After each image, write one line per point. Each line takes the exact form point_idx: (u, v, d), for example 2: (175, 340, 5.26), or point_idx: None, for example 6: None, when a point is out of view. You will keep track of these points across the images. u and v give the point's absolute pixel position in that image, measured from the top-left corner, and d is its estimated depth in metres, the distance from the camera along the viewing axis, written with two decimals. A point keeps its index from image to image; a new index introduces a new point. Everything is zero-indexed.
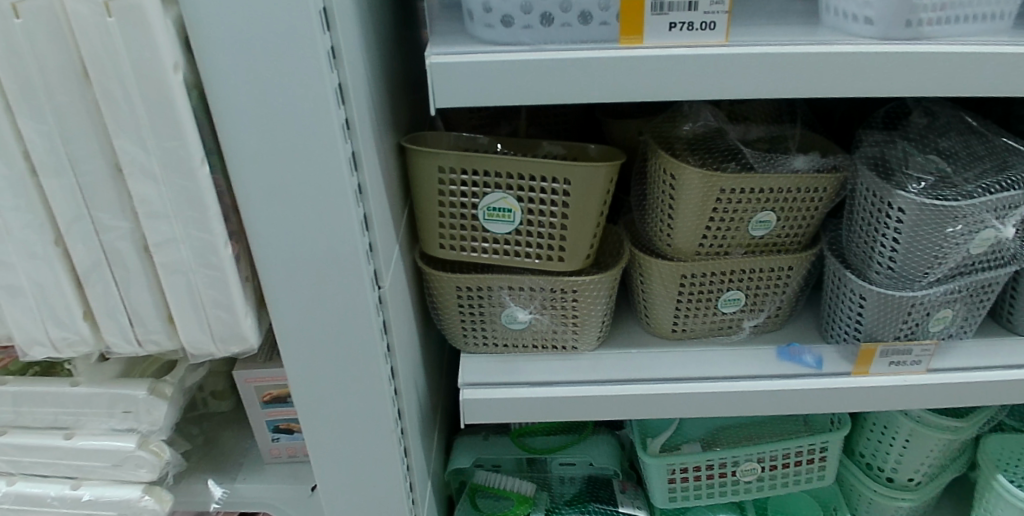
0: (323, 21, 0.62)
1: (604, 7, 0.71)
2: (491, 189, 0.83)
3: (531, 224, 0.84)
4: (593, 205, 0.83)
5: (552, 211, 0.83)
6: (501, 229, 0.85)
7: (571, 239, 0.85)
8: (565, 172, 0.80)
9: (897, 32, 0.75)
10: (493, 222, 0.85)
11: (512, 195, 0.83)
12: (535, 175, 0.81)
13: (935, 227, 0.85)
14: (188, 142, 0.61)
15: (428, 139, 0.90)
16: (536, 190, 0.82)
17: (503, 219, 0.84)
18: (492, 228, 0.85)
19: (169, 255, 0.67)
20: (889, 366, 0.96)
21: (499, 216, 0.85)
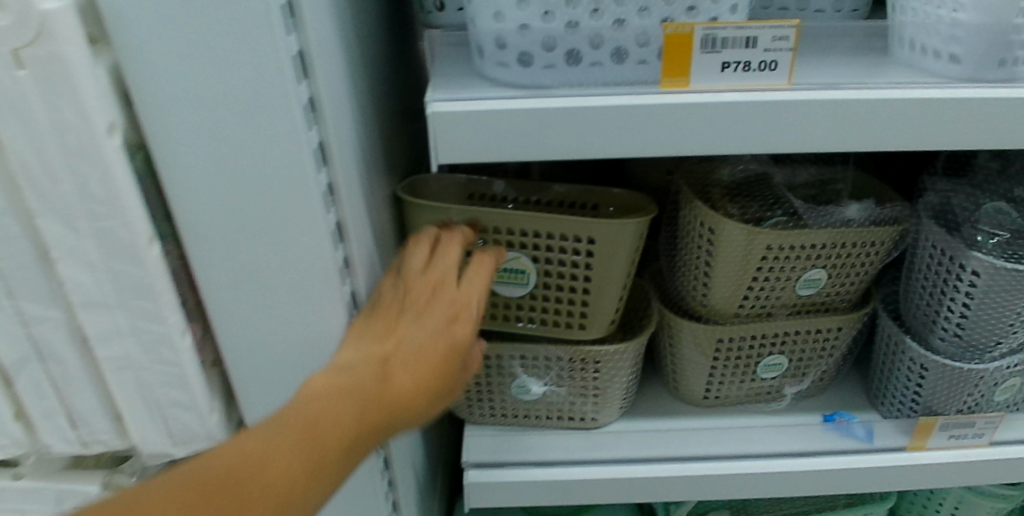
0: (297, 69, 0.49)
1: (642, 42, 0.59)
2: (501, 248, 0.71)
3: (547, 286, 0.73)
4: (619, 269, 0.70)
5: (573, 273, 0.71)
6: (512, 291, 0.73)
7: (595, 306, 0.73)
8: (588, 230, 0.67)
9: (987, 72, 0.63)
10: (502, 284, 0.73)
11: (523, 254, 0.71)
12: (551, 232, 0.68)
13: (1012, 292, 0.73)
14: (131, 219, 0.49)
15: (425, 186, 0.77)
16: (554, 250, 0.70)
17: (516, 280, 0.72)
18: (502, 290, 0.74)
19: (115, 349, 0.55)
20: (948, 440, 0.84)
21: (510, 278, 0.73)
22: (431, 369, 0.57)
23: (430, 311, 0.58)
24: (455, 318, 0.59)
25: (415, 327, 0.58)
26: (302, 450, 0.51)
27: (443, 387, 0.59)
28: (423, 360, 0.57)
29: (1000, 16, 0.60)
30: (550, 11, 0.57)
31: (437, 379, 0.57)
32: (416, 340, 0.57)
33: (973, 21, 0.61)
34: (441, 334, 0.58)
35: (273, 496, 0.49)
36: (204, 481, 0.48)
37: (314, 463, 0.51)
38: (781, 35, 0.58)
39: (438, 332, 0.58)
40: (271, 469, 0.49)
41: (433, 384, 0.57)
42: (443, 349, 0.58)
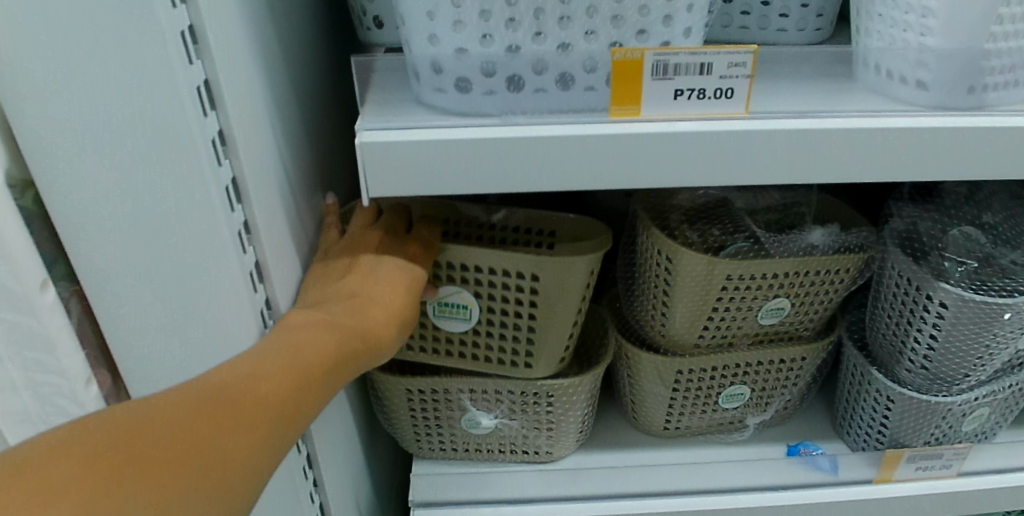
0: (201, 101, 0.46)
1: (589, 68, 0.55)
2: (443, 281, 0.67)
3: (492, 323, 0.69)
4: (567, 308, 0.67)
5: (519, 310, 0.68)
6: (454, 326, 0.69)
7: (543, 344, 0.70)
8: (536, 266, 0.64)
9: (955, 99, 0.60)
10: (445, 318, 0.69)
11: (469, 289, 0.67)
12: (495, 268, 0.65)
13: (981, 324, 0.70)
14: (19, 266, 0.45)
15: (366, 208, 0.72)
16: (499, 285, 0.66)
17: (458, 313, 0.69)
18: (443, 325, 0.70)
19: (10, 401, 0.50)
20: (915, 472, 0.81)
21: (454, 312, 0.69)
22: (400, 301, 0.60)
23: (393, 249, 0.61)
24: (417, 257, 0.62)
25: (383, 257, 0.60)
26: (288, 374, 0.50)
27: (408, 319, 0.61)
28: (390, 291, 0.59)
29: (968, 41, 0.57)
30: (488, 34, 0.53)
31: (405, 311, 0.60)
32: (383, 275, 0.60)
33: (939, 45, 0.57)
34: (408, 269, 0.61)
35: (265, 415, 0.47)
36: (189, 395, 0.45)
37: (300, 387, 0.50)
38: (738, 61, 0.54)
39: (406, 270, 0.61)
40: (259, 387, 0.48)
41: (402, 318, 0.60)
42: (414, 283, 0.61)
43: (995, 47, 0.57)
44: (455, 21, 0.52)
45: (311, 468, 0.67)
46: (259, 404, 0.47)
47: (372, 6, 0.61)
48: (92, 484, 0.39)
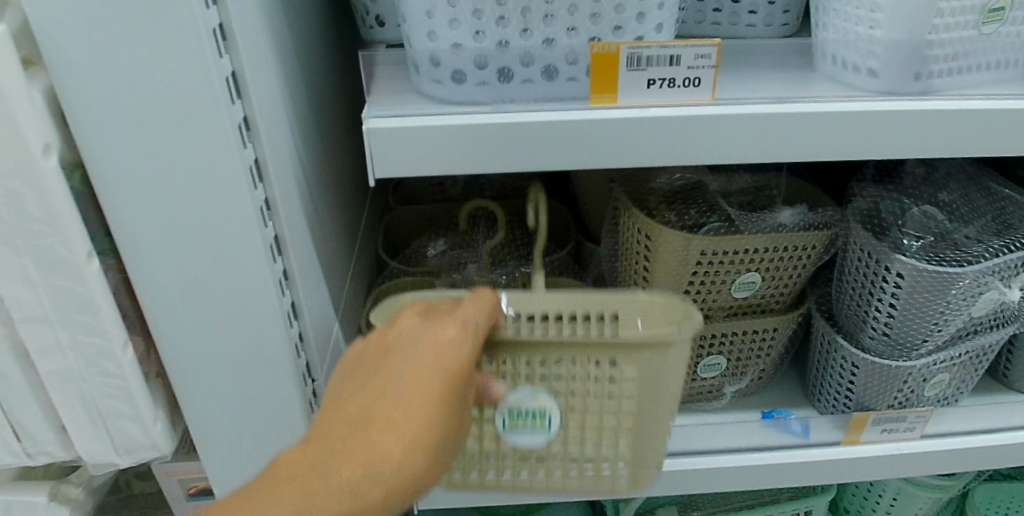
0: (230, 90, 0.51)
1: (571, 60, 0.61)
2: (514, 388, 0.61)
3: (579, 416, 0.63)
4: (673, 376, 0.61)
5: (612, 395, 0.62)
6: (530, 440, 0.63)
7: (638, 429, 0.64)
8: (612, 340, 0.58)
9: (903, 86, 0.66)
10: (520, 432, 0.62)
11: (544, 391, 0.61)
12: (577, 358, 0.59)
13: (936, 292, 0.77)
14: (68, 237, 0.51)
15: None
16: (584, 376, 0.60)
17: (537, 425, 0.62)
18: (518, 440, 0.63)
19: (56, 363, 0.56)
20: (881, 434, 0.88)
21: (527, 424, 0.62)
22: (423, 422, 0.52)
23: (414, 356, 0.53)
24: (445, 353, 0.53)
25: (399, 370, 0.53)
26: None
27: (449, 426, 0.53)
28: (407, 416, 0.51)
29: (912, 33, 0.63)
30: (481, 31, 0.59)
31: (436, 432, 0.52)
32: (398, 389, 0.52)
33: (887, 37, 0.64)
34: (429, 382, 0.52)
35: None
36: None
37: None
38: (705, 53, 0.61)
39: (428, 384, 0.52)
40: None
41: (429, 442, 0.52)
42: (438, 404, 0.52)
43: (937, 38, 0.64)
44: (451, 20, 0.58)
45: None
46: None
47: (375, 7, 0.67)
48: None
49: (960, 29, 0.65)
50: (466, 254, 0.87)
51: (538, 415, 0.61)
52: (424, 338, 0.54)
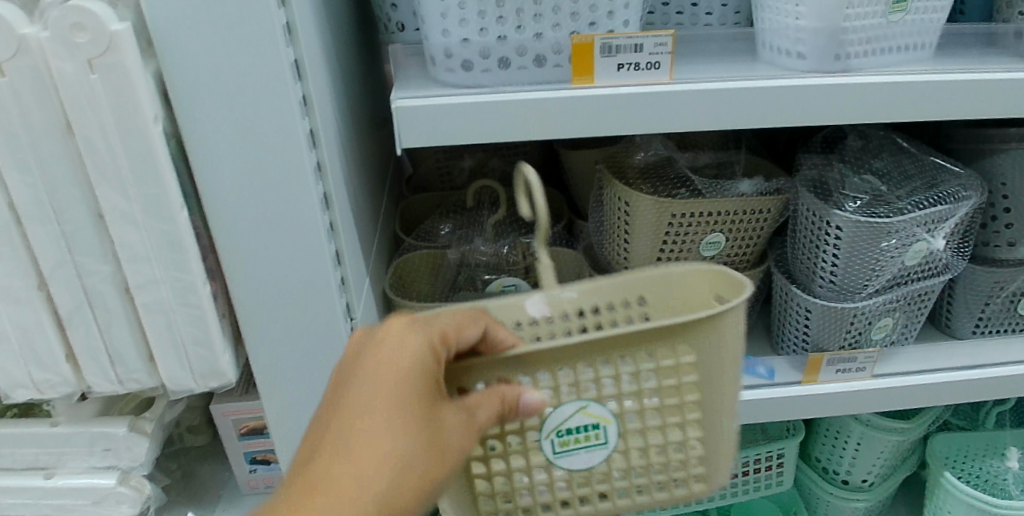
0: (294, 72, 0.66)
1: (556, 50, 0.77)
2: (563, 410, 0.66)
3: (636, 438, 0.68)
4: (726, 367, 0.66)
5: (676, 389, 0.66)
6: (585, 457, 0.68)
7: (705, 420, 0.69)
8: (683, 340, 0.64)
9: (826, 65, 0.82)
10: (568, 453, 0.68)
11: (591, 402, 0.66)
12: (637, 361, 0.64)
13: (871, 241, 0.91)
14: (167, 188, 0.65)
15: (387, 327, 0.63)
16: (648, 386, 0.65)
17: (592, 437, 0.67)
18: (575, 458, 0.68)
19: (150, 296, 0.70)
20: (837, 374, 1.01)
21: (579, 440, 0.67)
22: (382, 488, 0.55)
23: (386, 374, 0.57)
24: (416, 341, 0.59)
25: (374, 375, 0.58)
26: None
27: (407, 484, 0.56)
28: (366, 484, 0.54)
29: (830, 21, 0.79)
30: (484, 28, 0.75)
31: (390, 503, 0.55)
32: (368, 407, 0.56)
33: (809, 25, 0.80)
34: (393, 444, 0.56)
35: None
36: None
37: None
38: (662, 41, 0.76)
39: (389, 449, 0.56)
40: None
41: (382, 503, 0.55)
42: (394, 462, 0.55)
43: (851, 25, 0.80)
44: (461, 19, 0.74)
45: None
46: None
47: (396, 15, 0.85)
48: None
49: (871, 17, 0.80)
50: (474, 229, 1.02)
51: (592, 429, 0.67)
52: (389, 352, 0.59)
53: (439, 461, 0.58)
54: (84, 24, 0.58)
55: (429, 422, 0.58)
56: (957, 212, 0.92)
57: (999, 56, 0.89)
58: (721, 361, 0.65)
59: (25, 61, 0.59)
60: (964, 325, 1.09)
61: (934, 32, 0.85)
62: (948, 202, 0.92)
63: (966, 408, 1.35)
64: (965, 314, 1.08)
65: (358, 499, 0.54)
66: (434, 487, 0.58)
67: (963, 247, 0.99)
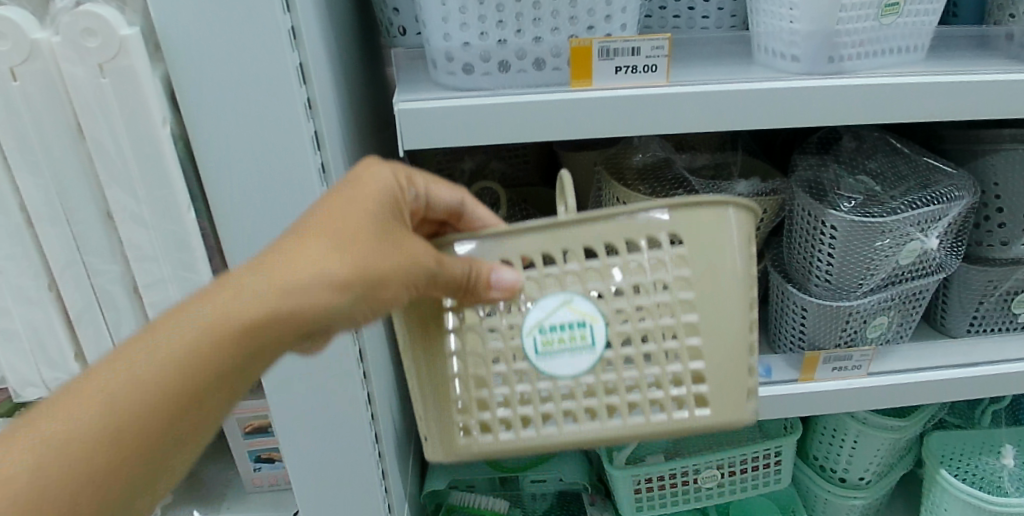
0: (299, 75, 0.67)
1: (555, 54, 0.78)
2: (547, 301, 0.63)
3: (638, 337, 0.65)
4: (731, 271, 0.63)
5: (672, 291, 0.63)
6: (573, 359, 0.64)
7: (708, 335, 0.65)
8: (688, 224, 0.62)
9: (820, 68, 0.83)
10: (554, 353, 0.64)
11: (577, 294, 0.63)
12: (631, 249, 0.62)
13: (865, 241, 0.93)
14: (176, 190, 0.66)
15: None
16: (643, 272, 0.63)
17: (579, 338, 0.63)
18: (561, 364, 0.64)
19: (158, 295, 0.72)
20: (833, 372, 1.03)
21: (565, 341, 0.64)
22: (329, 266, 0.53)
23: (333, 199, 0.56)
24: (363, 174, 0.59)
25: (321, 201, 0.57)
26: (187, 343, 0.50)
27: (354, 291, 0.54)
28: (313, 257, 0.53)
29: (823, 24, 0.81)
30: (485, 32, 0.77)
31: (336, 278, 0.53)
32: (311, 223, 0.54)
33: (803, 28, 0.82)
34: (345, 226, 0.55)
35: (167, 384, 0.50)
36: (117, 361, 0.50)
37: (191, 360, 0.51)
38: (659, 44, 0.78)
39: (342, 230, 0.54)
40: (171, 346, 0.50)
41: (328, 283, 0.53)
42: (346, 245, 0.54)
43: (844, 28, 0.81)
44: (461, 24, 0.76)
45: (365, 381, 0.88)
46: (166, 369, 0.50)
47: (398, 20, 0.86)
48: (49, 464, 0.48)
49: (864, 20, 0.82)
50: None
51: (577, 327, 0.63)
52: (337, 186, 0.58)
53: (393, 259, 0.56)
54: (95, 29, 0.59)
55: (382, 244, 0.56)
56: (950, 211, 0.94)
57: (991, 58, 0.90)
58: (730, 265, 0.63)
59: (37, 66, 0.61)
60: (958, 323, 1.11)
61: (925, 35, 0.87)
62: (941, 202, 0.94)
63: (962, 406, 1.36)
64: (959, 312, 1.10)
65: (301, 290, 0.52)
66: (386, 282, 0.56)
67: (957, 246, 1.00)
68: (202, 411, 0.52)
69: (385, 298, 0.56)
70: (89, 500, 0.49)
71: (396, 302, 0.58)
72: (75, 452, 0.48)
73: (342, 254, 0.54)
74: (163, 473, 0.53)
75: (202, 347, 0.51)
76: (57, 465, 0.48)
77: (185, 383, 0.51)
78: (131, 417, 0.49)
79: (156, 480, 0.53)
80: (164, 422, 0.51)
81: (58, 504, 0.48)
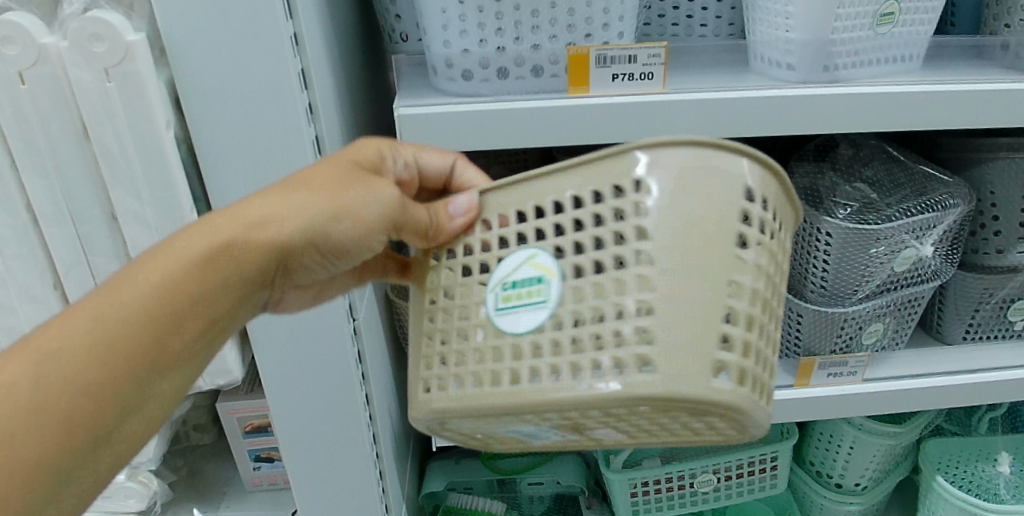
0: (301, 81, 0.68)
1: (553, 61, 0.79)
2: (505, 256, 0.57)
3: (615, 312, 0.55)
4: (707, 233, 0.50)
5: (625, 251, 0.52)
6: (528, 320, 0.54)
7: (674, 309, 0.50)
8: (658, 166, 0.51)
9: (815, 76, 0.85)
10: (510, 311, 0.55)
11: (539, 249, 0.55)
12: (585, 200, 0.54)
13: (860, 247, 0.94)
14: (178, 193, 0.67)
15: None
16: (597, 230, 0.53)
17: (535, 295, 0.54)
18: (518, 326, 0.54)
19: None
20: (828, 377, 1.04)
21: (523, 298, 0.55)
22: (285, 202, 0.56)
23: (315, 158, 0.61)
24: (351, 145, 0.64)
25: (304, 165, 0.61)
26: (161, 269, 0.53)
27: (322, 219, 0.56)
28: (269, 197, 0.56)
29: (818, 34, 0.82)
30: (484, 40, 0.78)
31: (291, 211, 0.56)
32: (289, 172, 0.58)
33: (799, 37, 0.83)
34: (312, 171, 0.58)
35: (136, 307, 0.52)
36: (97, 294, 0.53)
37: (162, 285, 0.53)
38: (655, 53, 0.79)
39: (308, 174, 0.58)
40: (142, 276, 0.53)
41: (289, 214, 0.56)
42: (307, 183, 0.57)
43: (839, 37, 0.82)
44: (461, 31, 0.77)
45: (365, 382, 0.89)
46: (139, 297, 0.52)
47: (400, 26, 0.88)
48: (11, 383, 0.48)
49: (859, 30, 0.83)
50: None
51: (536, 283, 0.54)
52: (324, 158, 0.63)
53: (354, 194, 0.58)
54: (102, 35, 0.61)
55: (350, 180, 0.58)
56: (945, 219, 0.95)
57: (987, 68, 0.91)
58: (674, 219, 0.50)
59: (44, 69, 0.62)
60: (954, 330, 1.11)
61: (920, 44, 0.88)
62: (936, 209, 0.94)
63: (959, 413, 1.36)
64: (955, 319, 1.10)
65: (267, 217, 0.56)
66: (345, 216, 0.57)
67: (952, 254, 1.01)
68: (175, 340, 0.53)
69: (345, 232, 0.57)
70: (67, 426, 0.50)
71: (363, 243, 0.59)
72: (50, 374, 0.49)
73: (311, 187, 0.57)
74: (144, 403, 0.53)
75: (173, 272, 0.53)
76: (32, 389, 0.48)
77: (154, 307, 0.53)
78: (105, 340, 0.51)
79: (132, 415, 0.53)
80: (139, 342, 0.52)
81: (37, 423, 0.48)
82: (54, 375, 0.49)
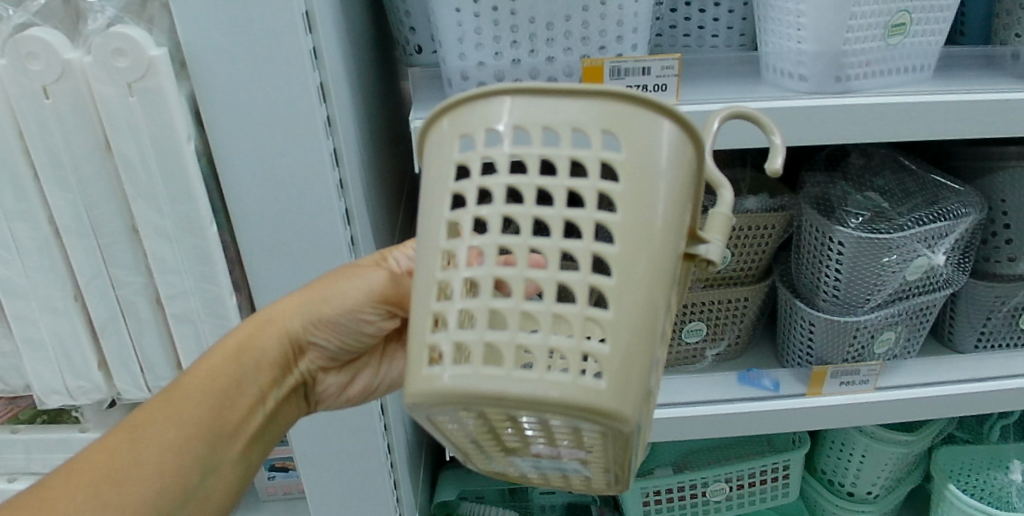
0: (320, 95, 0.69)
1: (567, 73, 0.80)
2: None
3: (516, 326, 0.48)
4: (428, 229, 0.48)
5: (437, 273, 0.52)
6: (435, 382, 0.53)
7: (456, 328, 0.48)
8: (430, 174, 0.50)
9: (828, 87, 0.85)
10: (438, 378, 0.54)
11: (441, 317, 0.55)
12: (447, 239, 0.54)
13: (872, 257, 0.94)
14: (198, 206, 0.68)
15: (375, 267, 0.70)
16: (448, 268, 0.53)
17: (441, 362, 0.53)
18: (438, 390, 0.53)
19: (180, 306, 0.74)
20: (840, 387, 1.04)
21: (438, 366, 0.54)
22: (296, 298, 0.66)
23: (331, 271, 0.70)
24: None
25: None
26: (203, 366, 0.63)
27: (316, 305, 0.66)
28: (282, 298, 0.67)
29: (830, 45, 0.82)
30: (499, 53, 0.79)
31: (301, 303, 0.66)
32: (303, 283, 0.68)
33: (811, 48, 0.83)
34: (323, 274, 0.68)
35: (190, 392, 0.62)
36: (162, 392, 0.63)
37: (209, 375, 0.63)
38: (668, 65, 0.80)
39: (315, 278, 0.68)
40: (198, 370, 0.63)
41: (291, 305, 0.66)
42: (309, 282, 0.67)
43: (850, 48, 0.83)
44: (477, 44, 0.78)
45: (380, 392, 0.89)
46: (199, 383, 0.63)
47: (414, 38, 0.89)
48: (92, 476, 0.58)
49: (870, 41, 0.84)
50: None
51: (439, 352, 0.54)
52: None
53: (346, 279, 0.66)
54: (125, 50, 0.61)
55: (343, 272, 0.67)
56: (956, 229, 0.95)
57: (999, 77, 0.92)
58: (473, 192, 0.44)
59: (68, 85, 0.63)
60: (966, 339, 1.12)
61: (932, 54, 0.89)
62: (947, 219, 0.95)
63: (970, 421, 1.36)
64: (967, 328, 1.10)
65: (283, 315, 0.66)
66: (329, 296, 0.65)
67: (964, 263, 1.01)
68: (227, 416, 0.63)
69: (336, 308, 0.65)
70: (154, 499, 0.59)
71: (354, 316, 0.66)
72: (126, 458, 0.58)
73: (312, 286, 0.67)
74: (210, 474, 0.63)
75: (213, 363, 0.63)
76: (119, 470, 0.58)
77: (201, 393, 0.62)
78: (171, 419, 0.61)
79: (207, 478, 0.63)
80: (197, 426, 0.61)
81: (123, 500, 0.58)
82: (146, 456, 0.59)
